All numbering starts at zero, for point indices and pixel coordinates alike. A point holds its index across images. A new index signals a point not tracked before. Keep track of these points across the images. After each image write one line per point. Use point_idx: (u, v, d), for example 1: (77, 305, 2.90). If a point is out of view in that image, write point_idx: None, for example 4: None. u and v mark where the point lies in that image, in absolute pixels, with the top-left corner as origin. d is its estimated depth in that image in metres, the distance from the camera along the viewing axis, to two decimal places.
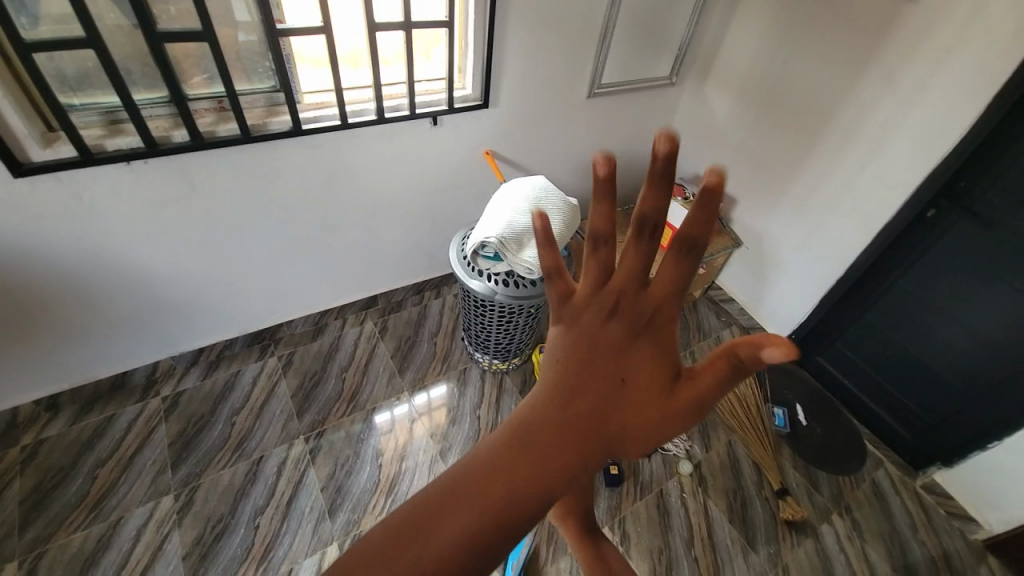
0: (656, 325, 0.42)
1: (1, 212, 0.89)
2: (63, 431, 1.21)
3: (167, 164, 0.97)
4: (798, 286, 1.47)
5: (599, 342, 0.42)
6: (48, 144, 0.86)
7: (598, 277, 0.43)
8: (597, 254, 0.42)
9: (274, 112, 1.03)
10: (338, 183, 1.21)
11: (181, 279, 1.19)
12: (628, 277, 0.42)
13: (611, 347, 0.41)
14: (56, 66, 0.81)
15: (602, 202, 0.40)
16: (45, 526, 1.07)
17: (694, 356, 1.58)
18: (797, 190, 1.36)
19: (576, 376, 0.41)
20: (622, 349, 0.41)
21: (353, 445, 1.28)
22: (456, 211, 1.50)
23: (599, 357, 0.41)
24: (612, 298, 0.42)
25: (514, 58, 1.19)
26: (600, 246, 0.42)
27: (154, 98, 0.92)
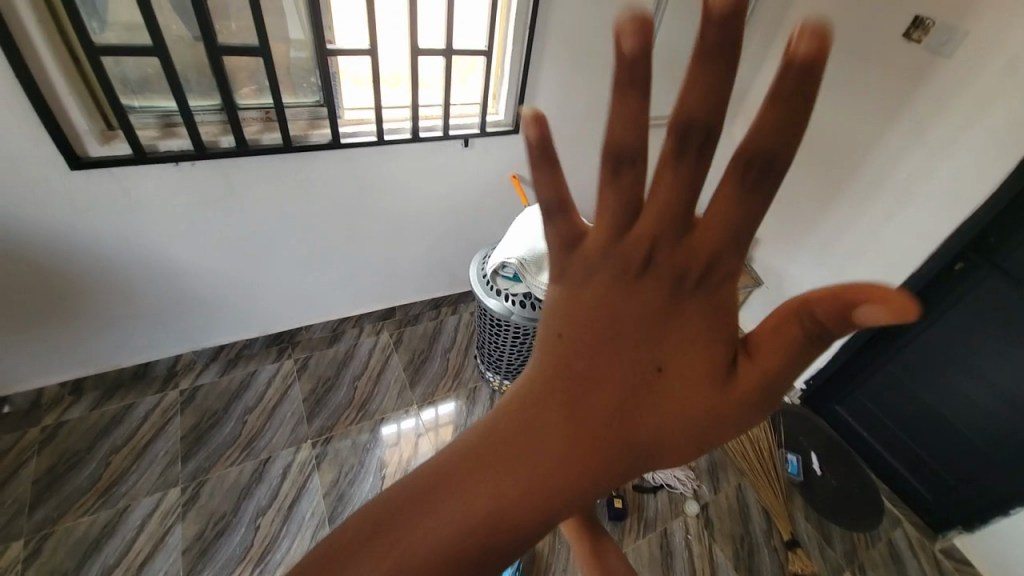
0: (703, 282, 0.35)
1: (56, 201, 0.95)
2: (83, 415, 1.25)
3: (212, 168, 1.03)
4: None
5: (622, 304, 0.36)
6: (105, 142, 0.93)
7: (621, 216, 0.35)
8: (618, 182, 0.34)
9: (316, 124, 1.09)
10: (369, 197, 1.25)
11: (211, 278, 1.24)
12: (664, 215, 0.34)
13: (635, 315, 0.36)
14: (122, 71, 0.87)
15: (630, 91, 0.30)
16: (54, 508, 1.10)
17: None
18: (822, 234, 1.36)
19: (592, 352, 0.37)
20: (648, 315, 0.36)
21: (358, 454, 1.29)
22: (479, 232, 1.53)
23: (614, 325, 0.37)
24: (643, 241, 0.35)
25: (547, 89, 1.24)
26: (621, 170, 0.33)
27: (207, 106, 0.99)
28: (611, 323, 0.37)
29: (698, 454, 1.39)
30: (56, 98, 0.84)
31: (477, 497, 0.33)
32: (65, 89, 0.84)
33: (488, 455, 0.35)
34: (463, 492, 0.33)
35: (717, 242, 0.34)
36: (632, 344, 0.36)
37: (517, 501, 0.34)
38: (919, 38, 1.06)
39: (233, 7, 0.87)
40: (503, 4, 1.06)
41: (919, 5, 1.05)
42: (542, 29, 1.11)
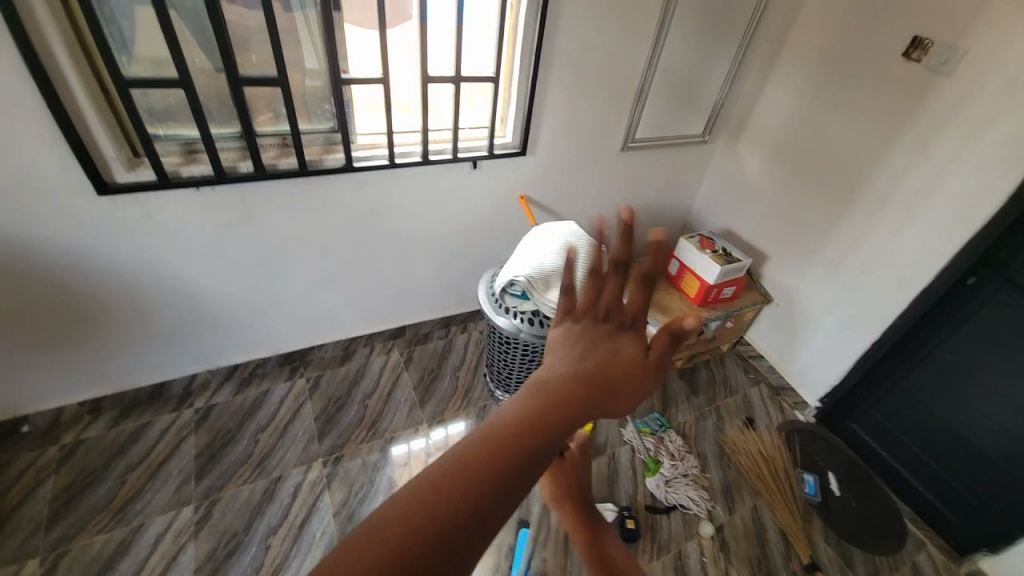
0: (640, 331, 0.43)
1: (83, 226, 0.99)
2: (100, 434, 1.27)
3: (230, 192, 1.07)
4: (830, 347, 1.43)
5: (589, 343, 0.41)
6: (131, 168, 0.97)
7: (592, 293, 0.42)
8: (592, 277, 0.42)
9: (330, 149, 1.13)
10: (380, 218, 1.28)
11: (227, 298, 1.27)
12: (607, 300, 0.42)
13: (596, 347, 0.41)
14: (148, 102, 0.92)
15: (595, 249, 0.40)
16: (69, 527, 1.11)
17: (719, 413, 1.53)
18: (831, 249, 1.35)
19: (578, 359, 0.41)
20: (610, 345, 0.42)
21: (368, 474, 1.29)
22: (488, 251, 1.55)
23: (587, 347, 0.41)
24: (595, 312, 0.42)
25: (553, 111, 1.27)
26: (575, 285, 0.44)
27: (227, 133, 1.03)
28: (588, 345, 0.41)
29: (712, 474, 1.36)
30: (86, 128, 0.89)
31: (476, 477, 0.30)
32: (95, 119, 0.89)
33: (491, 446, 0.32)
34: (461, 478, 0.30)
35: (645, 305, 0.43)
36: (602, 360, 0.41)
37: (502, 497, 0.31)
38: (918, 58, 1.07)
39: (255, 41, 0.92)
40: (509, 32, 1.11)
41: (917, 25, 1.07)
42: (547, 55, 1.15)
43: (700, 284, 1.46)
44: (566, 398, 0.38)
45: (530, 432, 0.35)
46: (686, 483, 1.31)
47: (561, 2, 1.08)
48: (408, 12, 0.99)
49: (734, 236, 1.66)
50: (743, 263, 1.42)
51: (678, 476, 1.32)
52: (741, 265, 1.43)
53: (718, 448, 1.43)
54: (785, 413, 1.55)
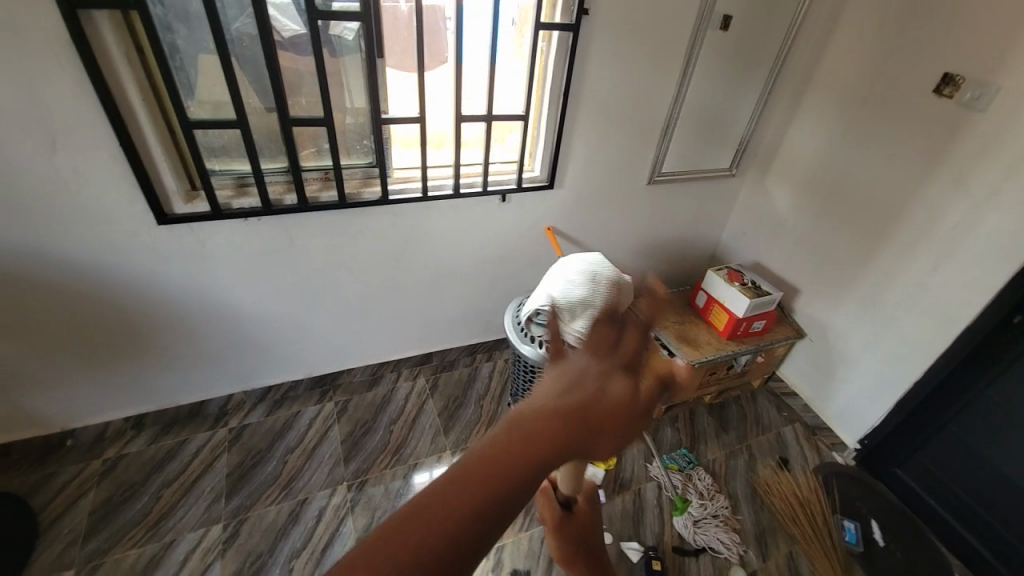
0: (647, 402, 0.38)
1: (141, 251, 1.07)
2: (140, 449, 1.33)
3: (275, 222, 1.14)
4: (868, 386, 1.38)
5: (577, 381, 0.35)
6: (188, 200, 1.05)
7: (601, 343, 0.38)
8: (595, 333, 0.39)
9: (368, 183, 1.19)
10: (412, 247, 1.33)
11: (266, 322, 1.33)
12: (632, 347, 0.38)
13: (586, 386, 0.35)
14: (209, 141, 1.01)
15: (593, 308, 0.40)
16: (105, 539, 1.15)
17: (751, 452, 1.47)
18: (866, 284, 1.32)
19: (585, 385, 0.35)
20: (607, 387, 0.35)
21: (391, 500, 1.29)
22: (515, 281, 1.58)
23: (580, 380, 0.35)
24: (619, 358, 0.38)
25: (581, 147, 1.32)
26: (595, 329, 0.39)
27: (275, 168, 1.11)
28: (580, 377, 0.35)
29: (744, 516, 1.31)
30: (152, 164, 0.98)
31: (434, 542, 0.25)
32: (161, 156, 0.98)
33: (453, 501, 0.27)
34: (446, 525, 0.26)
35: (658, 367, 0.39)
36: (591, 398, 0.34)
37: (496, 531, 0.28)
38: (949, 93, 1.07)
39: (306, 85, 1.01)
40: (540, 72, 1.16)
41: (947, 63, 1.07)
42: (576, 94, 1.20)
43: (729, 316, 1.43)
44: (546, 437, 0.32)
45: (497, 484, 0.29)
46: (717, 524, 1.25)
47: (590, 45, 1.13)
48: (444, 55, 1.06)
49: (763, 269, 1.64)
50: (773, 296, 1.39)
51: (707, 516, 1.27)
52: (772, 298, 1.40)
53: (750, 488, 1.38)
54: (821, 454, 1.48)
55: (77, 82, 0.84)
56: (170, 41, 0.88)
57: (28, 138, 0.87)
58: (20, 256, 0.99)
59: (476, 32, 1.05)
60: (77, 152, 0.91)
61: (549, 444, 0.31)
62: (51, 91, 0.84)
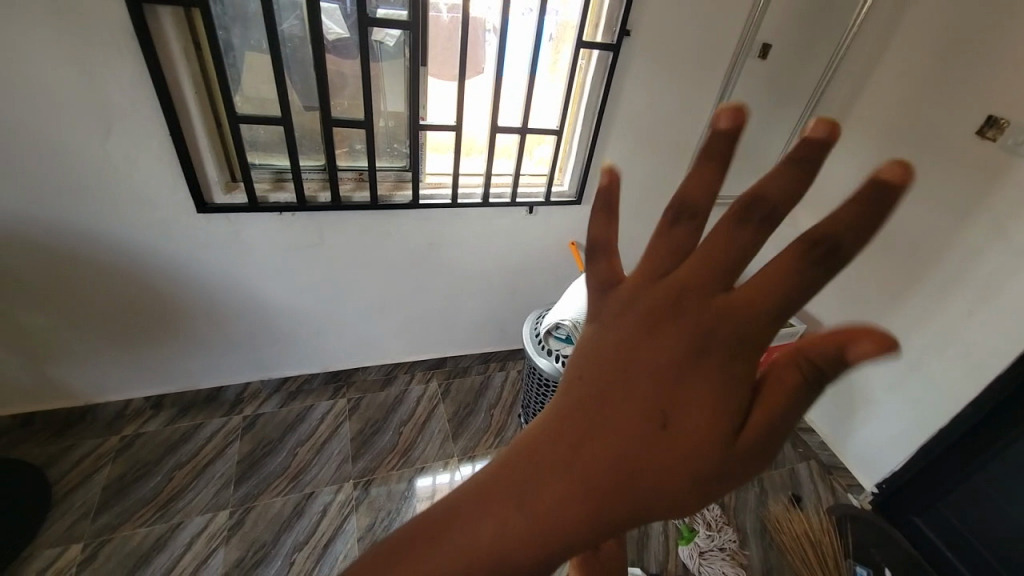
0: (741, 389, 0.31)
1: (177, 236, 1.10)
2: (157, 429, 1.36)
3: (307, 218, 1.17)
4: (889, 428, 1.34)
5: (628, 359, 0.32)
6: (228, 191, 1.09)
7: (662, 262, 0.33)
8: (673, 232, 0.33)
9: (400, 186, 1.22)
10: (436, 252, 1.35)
11: (288, 315, 1.35)
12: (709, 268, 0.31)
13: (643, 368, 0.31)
14: (253, 135, 1.05)
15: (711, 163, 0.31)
16: (115, 516, 1.17)
17: (763, 486, 1.44)
18: (894, 324, 1.29)
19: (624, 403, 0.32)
20: (664, 362, 0.31)
21: (395, 502, 1.29)
22: (535, 293, 1.58)
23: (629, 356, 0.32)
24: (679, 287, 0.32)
25: (611, 165, 1.33)
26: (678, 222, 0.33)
27: (312, 166, 1.14)
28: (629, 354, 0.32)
29: (751, 550, 1.28)
30: (198, 154, 1.02)
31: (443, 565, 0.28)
32: (206, 147, 1.01)
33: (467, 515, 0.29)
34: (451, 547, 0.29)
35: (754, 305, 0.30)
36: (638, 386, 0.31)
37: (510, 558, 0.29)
38: (993, 136, 1.06)
39: (349, 87, 1.04)
40: (577, 89, 1.18)
41: (991, 107, 1.06)
42: (610, 114, 1.22)
43: None
44: (567, 438, 0.31)
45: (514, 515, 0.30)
46: (723, 558, 1.21)
47: (628, 66, 1.15)
48: (482, 67, 1.08)
49: None
50: (796, 328, 1.37)
51: (715, 550, 1.22)
52: (794, 331, 1.38)
53: (760, 524, 1.34)
54: (836, 495, 1.44)
55: (135, 71, 0.88)
56: (226, 39, 0.92)
57: (84, 122, 0.91)
58: (66, 234, 1.03)
59: (517, 47, 1.07)
60: (128, 137, 0.95)
61: (572, 465, 0.30)
62: (110, 77, 0.88)
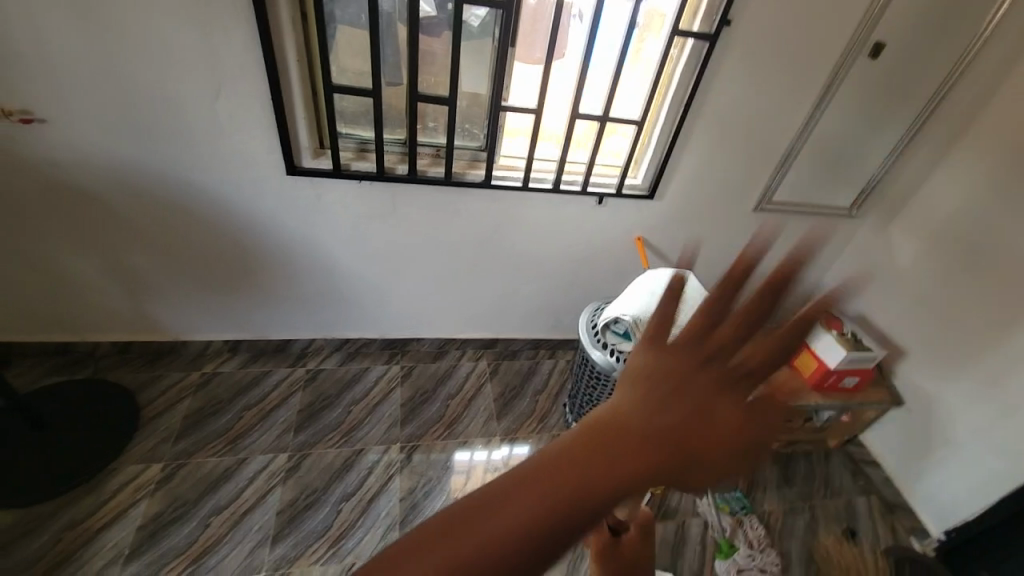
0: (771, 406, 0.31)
1: (266, 195, 1.18)
2: (231, 371, 1.48)
3: (384, 189, 1.21)
4: (968, 474, 1.23)
5: (664, 381, 0.31)
6: (315, 156, 1.15)
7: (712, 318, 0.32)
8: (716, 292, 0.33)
9: (473, 165, 1.24)
10: (501, 234, 1.37)
11: (356, 280, 1.42)
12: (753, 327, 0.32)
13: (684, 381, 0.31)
14: (342, 106, 1.10)
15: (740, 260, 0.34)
16: (191, 444, 1.30)
17: (814, 513, 1.37)
18: (992, 362, 1.17)
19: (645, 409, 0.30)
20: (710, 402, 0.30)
21: (436, 471, 1.34)
22: (593, 285, 1.57)
23: (663, 381, 0.31)
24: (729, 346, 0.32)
25: (689, 162, 1.28)
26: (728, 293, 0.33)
27: (393, 139, 1.18)
28: (663, 378, 0.31)
29: None
30: (293, 118, 1.08)
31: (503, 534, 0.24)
32: (301, 112, 1.07)
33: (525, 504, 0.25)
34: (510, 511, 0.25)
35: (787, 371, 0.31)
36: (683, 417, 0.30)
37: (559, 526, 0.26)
38: None
39: (436, 64, 1.06)
40: (665, 79, 1.14)
41: None
42: (697, 108, 1.17)
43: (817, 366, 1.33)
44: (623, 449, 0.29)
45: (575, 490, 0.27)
46: None
47: (722, 57, 1.09)
48: (564, 52, 1.07)
49: (867, 323, 1.49)
50: (872, 354, 1.29)
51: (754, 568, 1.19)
52: (872, 356, 1.30)
53: (807, 553, 1.28)
54: (895, 537, 1.35)
55: (247, 38, 0.95)
56: (329, 10, 0.96)
57: (200, 80, 0.99)
58: (173, 183, 1.13)
59: (608, 34, 1.05)
60: (235, 98, 1.02)
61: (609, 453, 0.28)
62: (226, 42, 0.95)
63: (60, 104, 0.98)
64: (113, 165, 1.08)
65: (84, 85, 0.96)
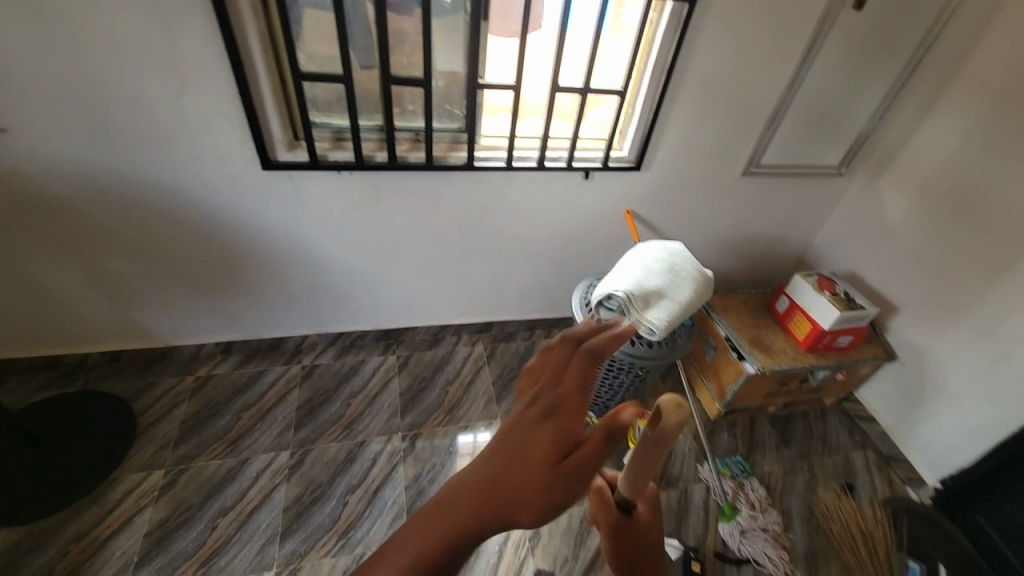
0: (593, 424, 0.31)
1: (243, 191, 1.15)
2: (225, 373, 1.47)
3: (364, 178, 1.18)
4: (962, 422, 1.26)
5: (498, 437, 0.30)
6: (290, 149, 1.11)
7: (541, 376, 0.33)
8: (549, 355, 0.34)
9: (455, 148, 1.21)
10: (488, 216, 1.34)
11: (345, 272, 1.40)
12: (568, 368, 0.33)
13: (513, 428, 0.30)
14: (314, 94, 1.07)
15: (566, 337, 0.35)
16: (192, 448, 1.29)
17: (813, 471, 1.39)
18: (983, 312, 1.18)
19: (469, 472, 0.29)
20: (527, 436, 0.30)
21: (440, 456, 1.35)
22: (584, 262, 1.56)
23: (500, 443, 0.30)
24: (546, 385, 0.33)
25: (675, 130, 1.25)
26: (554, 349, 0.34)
27: (370, 126, 1.14)
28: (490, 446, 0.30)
29: (796, 535, 1.25)
30: (263, 109, 1.04)
31: None
32: (271, 103, 1.03)
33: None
34: None
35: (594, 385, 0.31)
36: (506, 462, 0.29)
37: None
38: None
39: (408, 44, 1.02)
40: (646, 46, 1.10)
41: None
42: (679, 74, 1.14)
43: (811, 327, 1.34)
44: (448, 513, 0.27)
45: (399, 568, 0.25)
46: (764, 538, 1.21)
47: (703, 19, 1.05)
48: (541, 23, 1.03)
49: (858, 281, 1.49)
50: (866, 311, 1.28)
51: (756, 528, 1.23)
52: (866, 314, 1.30)
53: (807, 509, 1.31)
54: (893, 488, 1.38)
55: (205, 29, 0.90)
56: None
57: (161, 77, 0.94)
58: (145, 186, 1.09)
59: (584, 2, 1.01)
60: (200, 93, 0.98)
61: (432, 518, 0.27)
62: (184, 33, 0.90)
63: (15, 111, 0.93)
64: (79, 171, 1.04)
65: (37, 89, 0.91)
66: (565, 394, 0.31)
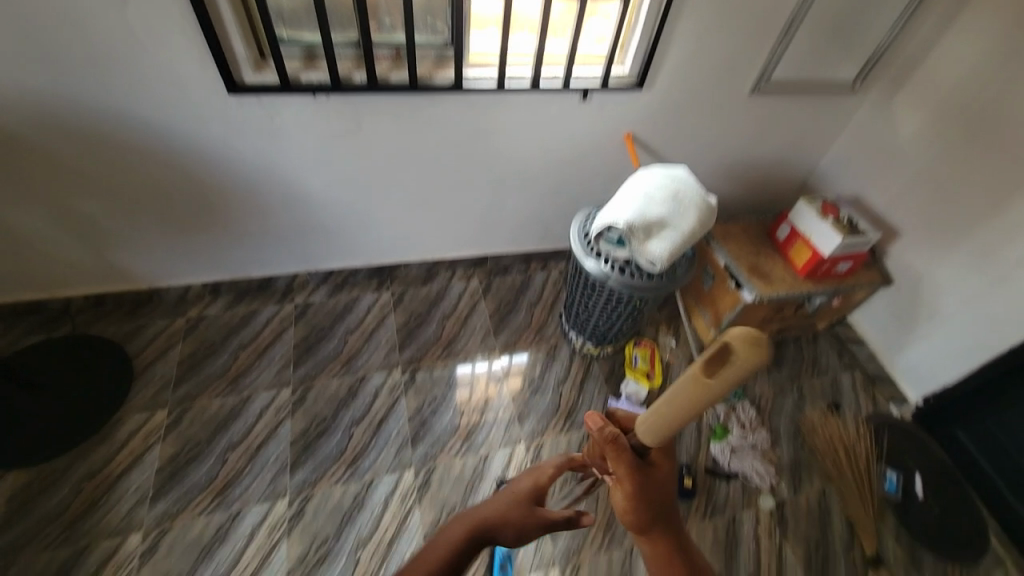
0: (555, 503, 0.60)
1: (211, 121, 1.05)
2: (217, 313, 1.44)
3: (343, 103, 1.08)
4: (951, 343, 1.29)
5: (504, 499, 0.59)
6: (257, 70, 1.00)
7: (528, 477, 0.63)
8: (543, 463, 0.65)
9: (441, 66, 1.10)
10: (480, 143, 1.26)
11: (331, 207, 1.33)
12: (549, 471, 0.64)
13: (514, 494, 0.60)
14: (279, 4, 0.94)
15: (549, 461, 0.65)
16: (193, 387, 1.30)
17: (802, 391, 1.45)
18: (987, 235, 1.16)
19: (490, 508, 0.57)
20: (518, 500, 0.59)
21: (441, 388, 1.38)
22: (581, 190, 1.49)
23: (504, 500, 0.59)
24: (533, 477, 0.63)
25: (682, 42, 1.14)
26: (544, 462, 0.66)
27: (345, 41, 1.02)
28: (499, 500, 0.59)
29: (783, 450, 1.33)
30: (221, 23, 0.92)
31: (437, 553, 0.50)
32: (229, 15, 0.91)
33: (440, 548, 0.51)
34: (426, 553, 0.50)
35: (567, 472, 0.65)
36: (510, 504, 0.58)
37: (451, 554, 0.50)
38: None
39: None
40: None
41: None
42: None
43: (811, 254, 1.32)
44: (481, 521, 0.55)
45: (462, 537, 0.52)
46: (752, 453, 1.29)
47: None
48: None
49: (862, 206, 1.45)
50: (868, 237, 1.26)
51: (745, 445, 1.30)
52: (867, 240, 1.27)
53: (794, 427, 1.37)
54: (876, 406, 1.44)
55: None
56: None
57: None
58: (102, 115, 0.99)
59: None
60: (146, 4, 0.86)
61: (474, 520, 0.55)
62: None
63: None
64: (24, 99, 0.93)
65: None
66: (539, 485, 0.61)
